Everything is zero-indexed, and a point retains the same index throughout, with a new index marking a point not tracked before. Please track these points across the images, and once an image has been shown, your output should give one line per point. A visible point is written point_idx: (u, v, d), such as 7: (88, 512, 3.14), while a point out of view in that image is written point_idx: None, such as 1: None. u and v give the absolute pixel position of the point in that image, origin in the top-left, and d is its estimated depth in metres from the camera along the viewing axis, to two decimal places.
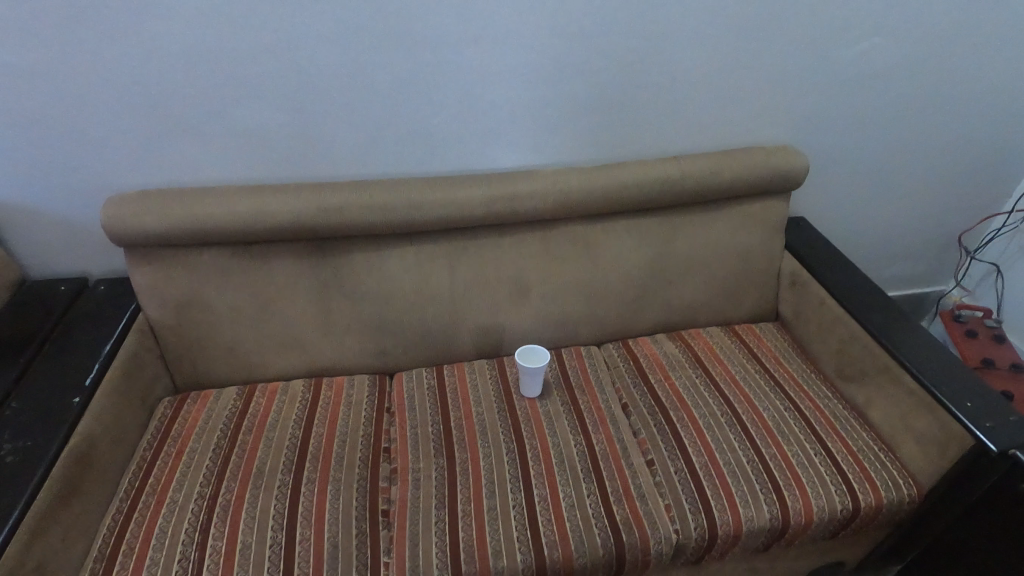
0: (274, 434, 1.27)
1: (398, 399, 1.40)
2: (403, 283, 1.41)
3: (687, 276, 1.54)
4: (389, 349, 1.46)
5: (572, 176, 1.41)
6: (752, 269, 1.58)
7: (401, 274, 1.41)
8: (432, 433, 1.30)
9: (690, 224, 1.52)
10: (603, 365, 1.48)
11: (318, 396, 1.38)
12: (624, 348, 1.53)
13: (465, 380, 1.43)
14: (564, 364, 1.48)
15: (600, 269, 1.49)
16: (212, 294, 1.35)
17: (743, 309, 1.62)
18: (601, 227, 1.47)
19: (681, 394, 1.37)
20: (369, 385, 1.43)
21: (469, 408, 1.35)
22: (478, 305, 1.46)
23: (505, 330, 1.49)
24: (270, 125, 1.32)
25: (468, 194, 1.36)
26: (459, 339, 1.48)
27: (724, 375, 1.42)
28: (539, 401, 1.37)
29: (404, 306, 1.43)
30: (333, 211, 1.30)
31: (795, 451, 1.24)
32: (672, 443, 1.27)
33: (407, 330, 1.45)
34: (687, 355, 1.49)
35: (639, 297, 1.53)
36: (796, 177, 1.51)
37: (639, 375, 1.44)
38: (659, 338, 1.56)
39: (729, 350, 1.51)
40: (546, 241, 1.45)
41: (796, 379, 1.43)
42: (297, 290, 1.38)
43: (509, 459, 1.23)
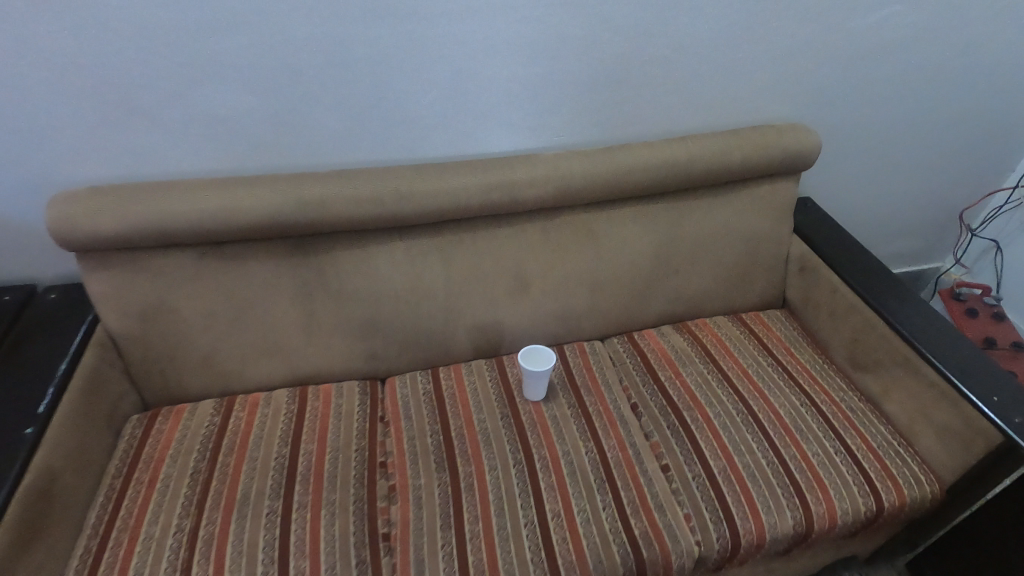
0: (257, 453, 1.16)
1: (392, 408, 1.30)
2: (392, 281, 1.29)
3: (695, 263, 1.46)
4: (378, 353, 1.34)
5: (573, 161, 1.30)
6: (760, 254, 1.50)
7: (390, 271, 1.28)
8: (432, 446, 1.21)
9: (697, 208, 1.42)
10: (608, 361, 1.40)
11: (305, 407, 1.27)
12: (630, 342, 1.45)
13: (463, 384, 1.33)
14: (568, 362, 1.39)
15: (604, 260, 1.39)
16: (180, 301, 1.21)
17: (752, 297, 1.54)
18: (604, 214, 1.37)
19: (692, 391, 1.30)
20: (360, 393, 1.32)
21: (469, 415, 1.26)
22: (475, 303, 1.34)
23: (504, 329, 1.38)
24: (237, 109, 1.17)
25: (462, 182, 1.24)
26: (454, 340, 1.37)
27: (736, 369, 1.35)
28: (544, 405, 1.28)
29: (393, 306, 1.31)
30: (313, 205, 1.18)
31: (816, 452, 1.19)
32: (688, 447, 1.20)
33: (397, 331, 1.33)
34: (696, 348, 1.41)
35: (645, 288, 1.44)
36: (807, 157, 1.43)
37: (647, 372, 1.36)
38: (665, 330, 1.48)
39: (739, 342, 1.44)
40: (546, 231, 1.34)
41: (809, 372, 1.37)
42: (274, 293, 1.25)
43: (517, 472, 1.15)
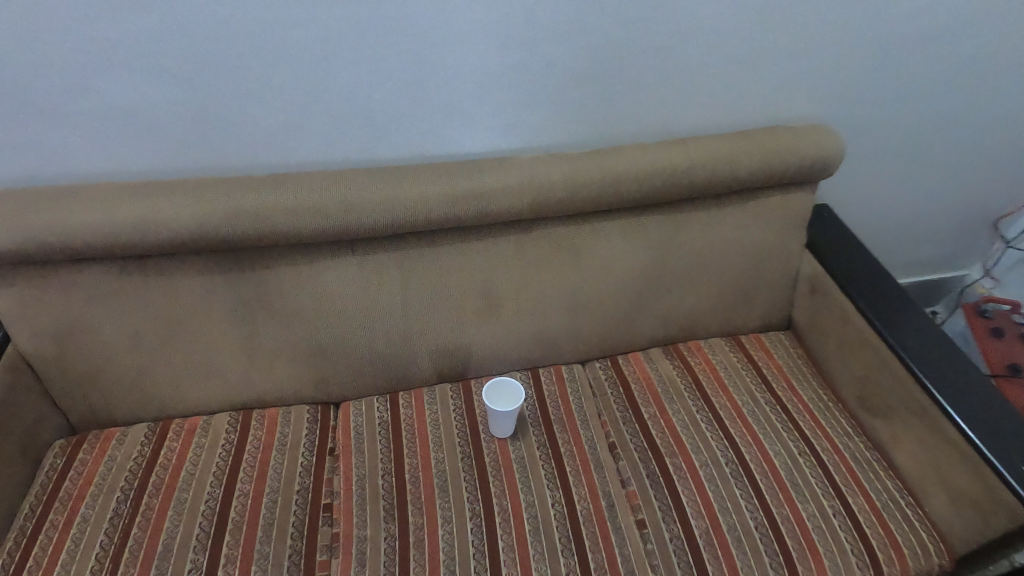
0: (187, 494, 1.05)
1: (343, 439, 1.17)
2: (342, 301, 1.14)
3: (690, 282, 1.29)
4: (329, 377, 1.20)
5: (554, 167, 1.12)
6: (766, 272, 1.33)
7: (341, 289, 1.13)
8: (383, 488, 1.09)
9: (695, 222, 1.25)
10: (588, 391, 1.26)
11: (245, 437, 1.15)
12: (613, 368, 1.30)
13: (424, 414, 1.20)
14: (542, 391, 1.25)
15: (586, 279, 1.23)
16: (102, 320, 1.07)
17: (754, 319, 1.38)
18: (588, 227, 1.20)
19: (677, 433, 1.16)
20: (308, 421, 1.19)
21: (427, 453, 1.13)
22: (438, 325, 1.20)
23: (472, 352, 1.24)
24: (159, 102, 1.00)
25: (422, 191, 1.07)
26: (415, 363, 1.22)
27: (729, 408, 1.21)
28: (510, 442, 1.15)
29: (345, 328, 1.16)
30: (247, 217, 1.02)
31: (812, 512, 1.06)
32: (667, 501, 1.07)
33: (350, 354, 1.19)
34: (686, 379, 1.26)
35: (632, 310, 1.28)
36: (828, 166, 1.24)
37: (629, 407, 1.22)
38: (653, 354, 1.33)
39: (735, 371, 1.29)
40: (520, 246, 1.18)
41: (811, 412, 1.22)
42: (209, 312, 1.11)
43: (473, 526, 1.03)
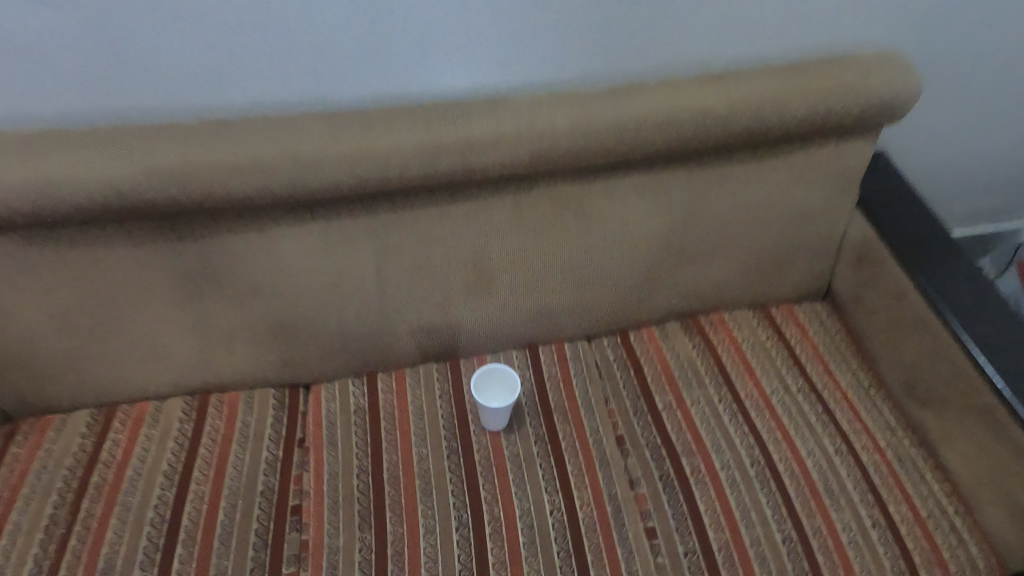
0: (133, 498, 0.92)
1: (313, 429, 1.03)
2: (305, 276, 0.96)
3: (717, 249, 1.10)
4: (295, 359, 1.04)
5: (559, 112, 0.89)
6: (807, 236, 1.13)
7: (301, 262, 0.95)
8: (359, 490, 0.96)
9: (729, 179, 1.03)
10: (594, 373, 1.10)
11: (201, 428, 1.01)
12: (624, 347, 1.13)
13: (406, 402, 1.05)
14: (541, 374, 1.09)
15: (596, 247, 1.03)
16: (16, 299, 0.90)
17: (787, 289, 1.19)
18: (599, 186, 0.99)
19: (696, 428, 1.01)
20: (274, 408, 1.05)
21: (408, 449, 1.00)
22: (420, 301, 1.02)
23: (460, 330, 1.07)
24: (48, 25, 0.77)
25: (393, 144, 0.86)
26: (395, 343, 1.06)
27: (756, 397, 1.05)
28: (504, 436, 1.01)
29: (310, 305, 0.99)
30: (175, 178, 0.82)
31: (847, 523, 0.92)
32: (682, 509, 0.94)
33: (318, 335, 1.02)
34: (708, 361, 1.10)
35: (648, 281, 1.10)
36: (898, 111, 1.00)
37: (641, 395, 1.06)
38: (670, 330, 1.15)
39: (764, 352, 1.12)
40: (517, 209, 0.97)
41: (850, 401, 1.06)
42: (145, 289, 0.93)
43: (459, 538, 0.90)
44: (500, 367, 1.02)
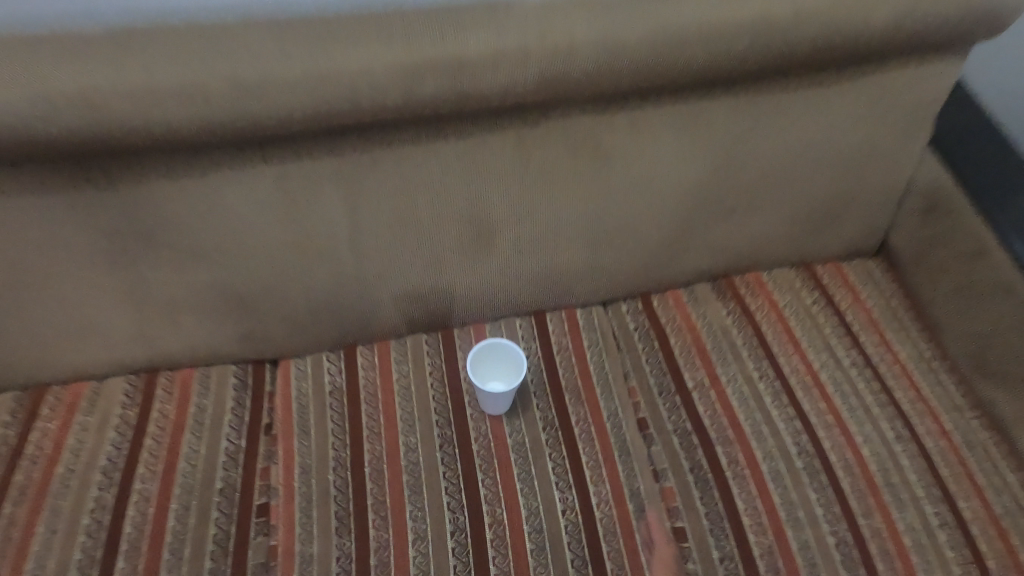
0: (65, 501, 0.77)
1: (282, 414, 0.87)
2: (261, 234, 0.77)
3: (761, 198, 0.91)
4: (257, 333, 0.87)
5: (578, 19, 0.68)
6: (868, 182, 0.94)
7: (254, 216, 0.76)
8: (335, 487, 0.81)
9: (784, 112, 0.84)
10: (612, 345, 0.94)
11: (147, 414, 0.85)
12: (646, 314, 0.96)
13: (390, 382, 0.90)
14: (549, 347, 0.93)
15: (617, 197, 0.85)
16: None
17: (837, 244, 1.02)
18: (625, 118, 0.79)
19: (732, 412, 0.86)
20: (235, 389, 0.89)
21: (394, 438, 0.85)
22: (404, 264, 0.84)
23: (453, 296, 0.90)
24: None
25: (360, 61, 0.65)
26: (376, 312, 0.89)
27: (802, 373, 0.89)
28: (506, 422, 0.86)
29: (270, 270, 0.81)
30: (73, 105, 0.62)
31: (910, 523, 0.78)
32: (717, 507, 0.79)
33: (282, 304, 0.85)
34: (746, 331, 0.93)
35: (677, 237, 0.92)
36: (1002, 21, 0.79)
37: (668, 371, 0.90)
38: (700, 294, 0.98)
39: (810, 320, 0.95)
40: (522, 149, 0.78)
41: (912, 377, 0.91)
42: (59, 251, 0.74)
43: (454, 545, 0.77)
44: (495, 339, 0.85)
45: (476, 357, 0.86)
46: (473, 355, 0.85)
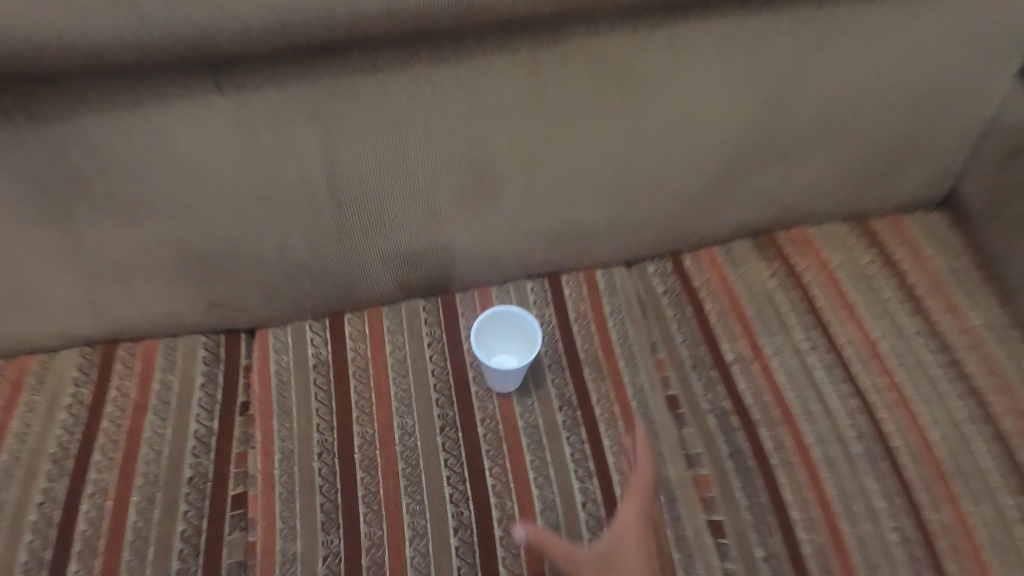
0: (8, 495, 0.67)
1: (259, 392, 0.76)
2: (221, 185, 0.64)
3: (818, 139, 0.77)
4: (227, 300, 0.75)
5: None
6: (944, 119, 0.80)
7: (207, 162, 0.62)
8: (320, 476, 0.71)
9: (860, 29, 0.68)
10: (636, 312, 0.82)
11: (104, 393, 0.74)
12: (677, 277, 0.84)
13: (383, 355, 0.78)
14: (565, 315, 0.81)
15: (650, 137, 0.71)
16: None
17: (898, 195, 0.88)
18: (665, 36, 0.63)
19: (779, 390, 0.74)
20: (206, 362, 0.78)
21: (388, 420, 0.74)
22: (396, 219, 0.71)
23: (455, 256, 0.77)
24: None
25: None
26: (364, 276, 0.76)
27: (859, 344, 0.77)
28: (516, 402, 0.75)
29: (235, 228, 0.68)
30: None
31: (988, 520, 0.66)
32: (761, 500, 0.69)
33: (253, 268, 0.72)
34: (793, 295, 0.81)
35: (716, 186, 0.78)
36: None
37: (702, 343, 0.78)
38: (739, 252, 0.85)
39: (868, 282, 0.82)
40: (537, 76, 0.63)
41: (986, 350, 0.77)
42: None
43: (458, 544, 0.67)
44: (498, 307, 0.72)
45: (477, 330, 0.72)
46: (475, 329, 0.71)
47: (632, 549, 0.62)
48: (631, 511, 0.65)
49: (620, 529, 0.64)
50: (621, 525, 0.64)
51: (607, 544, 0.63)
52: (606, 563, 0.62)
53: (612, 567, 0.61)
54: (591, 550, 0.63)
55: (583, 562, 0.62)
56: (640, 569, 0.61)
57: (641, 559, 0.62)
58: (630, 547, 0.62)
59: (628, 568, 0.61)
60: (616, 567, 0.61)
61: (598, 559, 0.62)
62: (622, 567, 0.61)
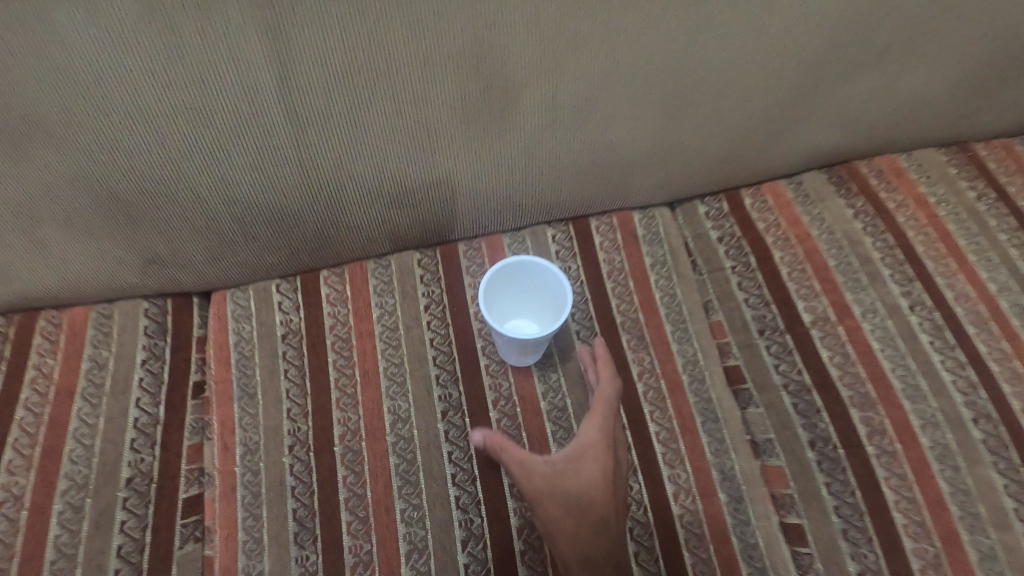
0: None
1: (216, 371, 0.61)
2: (132, 97, 0.46)
3: (936, 31, 0.58)
4: (167, 257, 0.58)
5: None
6: None
7: (109, 66, 0.44)
8: (293, 475, 0.56)
9: None
10: (684, 262, 0.66)
11: (18, 374, 0.58)
12: (736, 219, 0.67)
13: (369, 321, 0.63)
14: (596, 269, 0.65)
15: (717, 26, 0.52)
16: None
17: (1018, 111, 0.69)
18: None
19: (873, 360, 0.57)
20: (149, 334, 0.62)
21: (377, 404, 0.59)
22: (376, 144, 0.54)
23: (456, 196, 0.61)
24: None
25: None
26: (342, 222, 0.60)
27: (973, 298, 0.59)
28: (537, 378, 0.60)
29: (159, 159, 0.50)
30: None
31: None
32: (852, 499, 0.53)
33: (192, 213, 0.55)
34: (883, 240, 0.64)
35: (797, 99, 0.60)
36: None
37: (770, 300, 0.62)
38: (811, 186, 0.68)
39: (979, 219, 0.64)
40: None
41: None
42: None
43: (467, 561, 0.53)
44: (508, 263, 0.54)
45: (485, 299, 0.55)
46: (483, 299, 0.54)
47: (593, 464, 0.51)
48: (596, 423, 0.53)
49: (581, 442, 0.52)
50: (583, 439, 0.52)
51: (564, 458, 0.51)
52: (560, 478, 0.50)
53: (568, 487, 0.50)
54: (545, 464, 0.51)
55: (534, 477, 0.50)
56: (598, 487, 0.50)
57: (601, 477, 0.50)
58: (590, 463, 0.51)
59: (585, 486, 0.50)
60: (571, 484, 0.50)
61: (553, 473, 0.51)
62: (578, 485, 0.50)
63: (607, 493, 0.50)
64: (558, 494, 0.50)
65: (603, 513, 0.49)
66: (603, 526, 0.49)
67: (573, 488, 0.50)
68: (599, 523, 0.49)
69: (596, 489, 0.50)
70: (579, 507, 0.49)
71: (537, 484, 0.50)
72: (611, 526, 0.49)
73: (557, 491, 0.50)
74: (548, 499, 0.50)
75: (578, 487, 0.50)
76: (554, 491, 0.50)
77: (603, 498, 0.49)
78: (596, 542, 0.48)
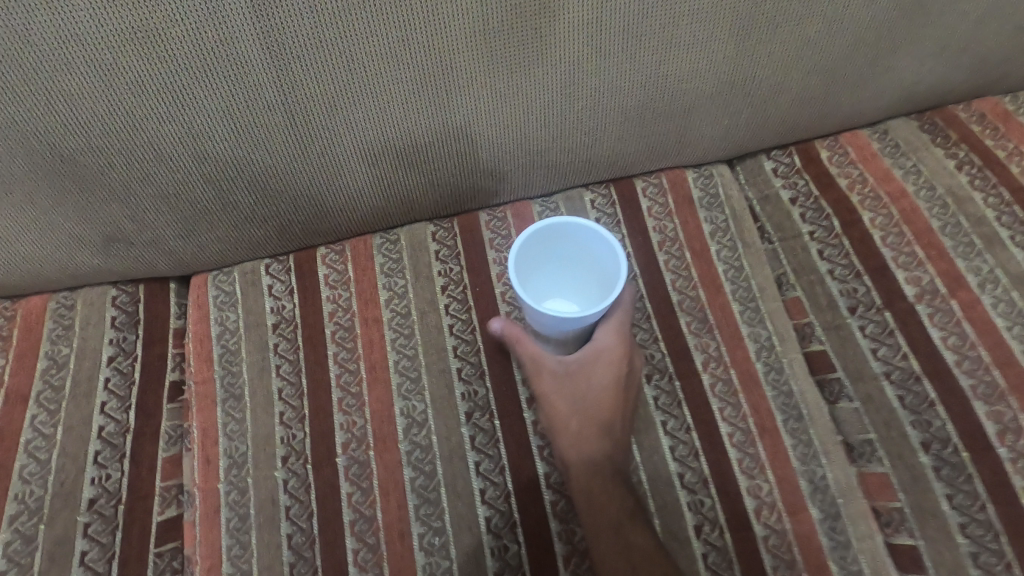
0: None
1: (195, 368, 0.51)
2: (60, 21, 0.36)
3: None
4: (131, 232, 0.49)
5: None
6: None
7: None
8: (286, 495, 0.46)
9: None
10: (750, 227, 0.55)
11: None
12: (811, 175, 0.57)
13: (376, 306, 0.53)
14: (645, 238, 0.54)
15: None
16: None
17: None
18: None
19: (999, 342, 0.46)
20: (117, 327, 0.52)
21: (387, 404, 0.49)
22: (380, 85, 0.44)
23: (476, 152, 0.50)
24: None
25: None
26: (340, 186, 0.50)
27: None
28: None
29: (107, 104, 0.40)
30: None
31: None
32: (981, 515, 0.42)
33: (157, 176, 0.45)
34: (997, 194, 0.52)
35: (894, 23, 0.49)
36: None
37: (861, 269, 0.51)
38: (900, 134, 0.57)
39: None
40: None
41: None
42: None
43: None
44: (541, 228, 0.44)
45: (519, 274, 0.45)
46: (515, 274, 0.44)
47: (607, 369, 0.46)
48: (614, 327, 0.47)
49: (596, 346, 0.46)
50: (598, 342, 0.46)
51: (577, 359, 0.47)
52: (570, 378, 0.47)
53: (577, 390, 0.47)
54: (557, 361, 0.47)
55: (543, 375, 0.47)
56: (608, 393, 0.46)
57: (612, 382, 0.46)
58: (603, 368, 0.46)
59: (595, 390, 0.46)
60: (582, 386, 0.47)
61: (564, 373, 0.47)
62: (589, 388, 0.46)
63: (617, 398, 0.46)
64: (567, 394, 0.47)
65: (610, 418, 0.46)
66: (609, 431, 0.46)
67: (582, 391, 0.46)
68: (604, 427, 0.46)
69: (605, 394, 0.46)
70: (585, 409, 0.46)
71: (545, 383, 0.47)
72: (616, 431, 0.46)
73: (567, 390, 0.47)
74: (555, 398, 0.47)
75: (588, 389, 0.46)
76: (562, 391, 0.47)
77: (612, 403, 0.46)
78: (597, 445, 0.45)
